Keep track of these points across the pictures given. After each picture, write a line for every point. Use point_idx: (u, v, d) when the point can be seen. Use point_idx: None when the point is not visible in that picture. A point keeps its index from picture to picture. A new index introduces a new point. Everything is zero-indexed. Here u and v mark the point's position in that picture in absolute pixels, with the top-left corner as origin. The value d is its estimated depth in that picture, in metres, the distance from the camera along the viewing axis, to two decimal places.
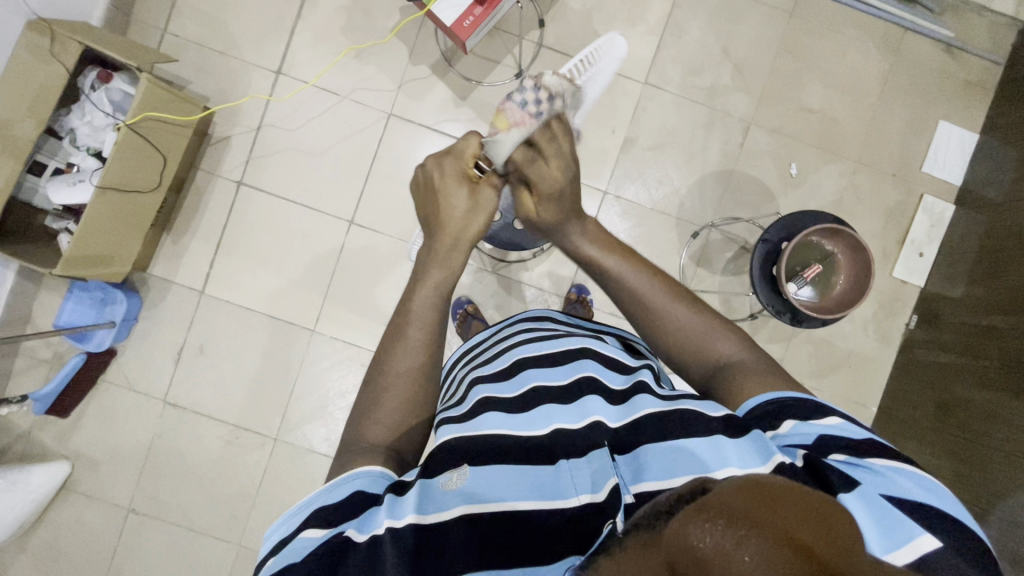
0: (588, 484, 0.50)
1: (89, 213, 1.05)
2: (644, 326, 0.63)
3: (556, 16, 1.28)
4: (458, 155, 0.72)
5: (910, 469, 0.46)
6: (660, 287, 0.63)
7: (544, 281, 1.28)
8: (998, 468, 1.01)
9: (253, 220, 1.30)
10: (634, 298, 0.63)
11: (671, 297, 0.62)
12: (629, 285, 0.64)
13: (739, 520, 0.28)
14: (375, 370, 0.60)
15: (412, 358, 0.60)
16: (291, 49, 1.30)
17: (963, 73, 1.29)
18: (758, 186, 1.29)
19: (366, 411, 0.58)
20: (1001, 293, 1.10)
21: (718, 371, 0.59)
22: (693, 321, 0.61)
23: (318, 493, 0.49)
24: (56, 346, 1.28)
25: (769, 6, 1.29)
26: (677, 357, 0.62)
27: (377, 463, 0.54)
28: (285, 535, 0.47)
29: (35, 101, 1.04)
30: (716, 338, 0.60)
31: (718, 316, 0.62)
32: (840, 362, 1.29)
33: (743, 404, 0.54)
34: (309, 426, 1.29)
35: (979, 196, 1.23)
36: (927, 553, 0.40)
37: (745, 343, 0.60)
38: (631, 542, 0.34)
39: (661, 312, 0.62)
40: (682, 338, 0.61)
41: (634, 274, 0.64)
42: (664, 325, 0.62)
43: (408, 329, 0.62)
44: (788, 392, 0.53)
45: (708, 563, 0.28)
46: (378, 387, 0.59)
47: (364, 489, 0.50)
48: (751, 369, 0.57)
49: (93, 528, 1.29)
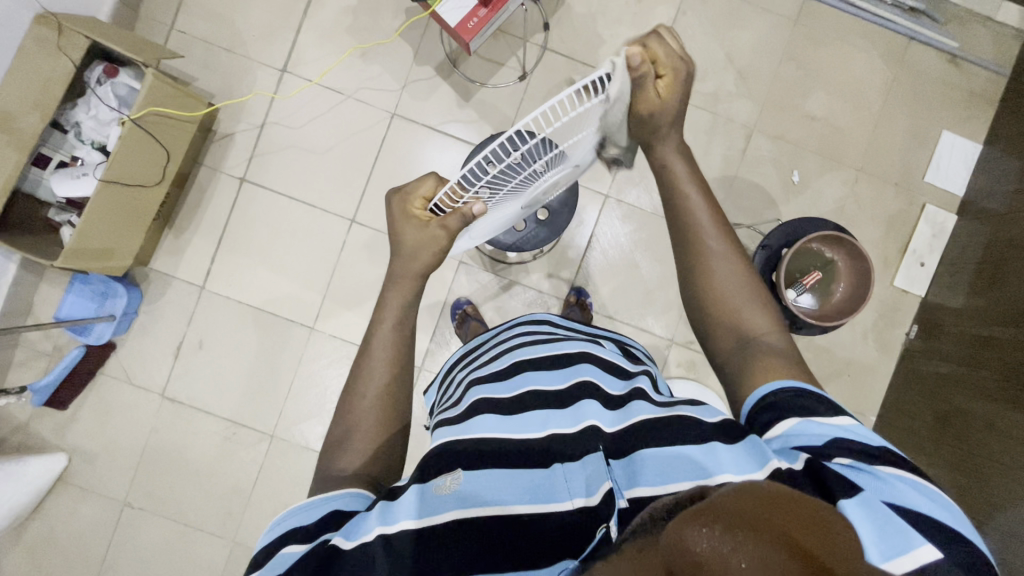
0: (582, 489, 0.49)
1: (93, 205, 1.06)
2: (690, 273, 0.65)
3: (561, 20, 1.29)
4: (407, 195, 0.65)
5: (915, 478, 0.45)
6: (723, 237, 0.64)
7: (544, 283, 1.28)
8: (997, 481, 1.01)
9: (256, 217, 1.31)
10: (695, 238, 0.64)
11: (726, 252, 0.64)
12: (693, 220, 0.65)
13: (735, 526, 0.28)
14: (348, 398, 0.62)
15: (378, 380, 0.62)
16: (296, 47, 1.31)
17: (967, 84, 1.29)
18: (760, 193, 1.29)
19: (347, 433, 0.59)
20: (1002, 303, 1.09)
21: (740, 340, 0.60)
22: (738, 281, 0.63)
23: (295, 510, 0.50)
24: (57, 338, 1.29)
25: (773, 14, 1.29)
26: (706, 315, 0.63)
27: (357, 485, 0.54)
28: (266, 551, 0.48)
29: (41, 94, 1.05)
30: (751, 309, 0.61)
31: (760, 287, 0.63)
32: (839, 370, 1.28)
33: (756, 391, 0.54)
34: (306, 423, 1.29)
35: (980, 207, 1.22)
36: (926, 564, 0.40)
37: (776, 324, 0.61)
38: (630, 547, 0.33)
39: (713, 260, 0.63)
40: (721, 296, 0.62)
41: (705, 216, 0.65)
42: (710, 274, 0.63)
43: (372, 352, 0.64)
44: (797, 385, 0.53)
45: (704, 567, 0.27)
46: (355, 412, 0.61)
47: (341, 507, 0.50)
48: (772, 349, 0.58)
49: (87, 521, 1.29)
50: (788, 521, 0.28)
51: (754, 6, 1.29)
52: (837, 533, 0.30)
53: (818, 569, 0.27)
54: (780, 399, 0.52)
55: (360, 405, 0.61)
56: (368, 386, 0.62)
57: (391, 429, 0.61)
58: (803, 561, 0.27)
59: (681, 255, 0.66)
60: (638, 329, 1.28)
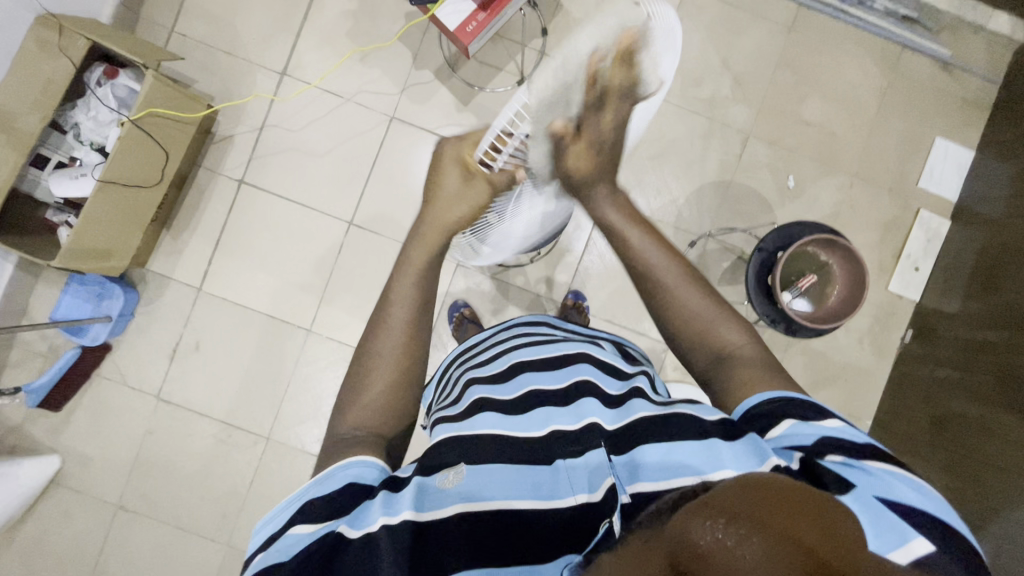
0: (585, 485, 0.49)
1: (92, 205, 1.06)
2: (655, 304, 0.64)
3: (559, 25, 1.30)
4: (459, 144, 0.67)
5: (904, 471, 0.45)
6: (676, 267, 0.64)
7: (542, 286, 1.28)
8: (993, 484, 1.01)
9: (254, 219, 1.31)
10: (648, 276, 0.64)
11: (684, 279, 0.64)
12: (642, 259, 0.65)
13: (740, 519, 0.28)
14: (366, 354, 0.61)
15: (385, 374, 0.60)
16: (296, 51, 1.32)
17: (960, 91, 1.31)
18: (756, 197, 1.30)
19: (357, 391, 0.59)
20: (996, 308, 1.10)
21: (716, 357, 0.60)
22: (700, 303, 0.63)
23: (311, 484, 0.49)
24: (52, 339, 1.28)
25: (769, 21, 1.31)
26: (679, 339, 0.63)
27: (368, 452, 0.53)
28: (275, 531, 0.46)
29: (40, 95, 1.05)
30: (721, 324, 0.61)
31: (723, 303, 0.64)
32: (835, 374, 1.29)
33: (743, 403, 0.55)
34: (303, 425, 1.29)
35: (974, 213, 1.24)
36: (922, 557, 0.40)
37: (749, 334, 0.61)
38: (635, 538, 0.34)
39: (670, 292, 0.63)
40: (688, 320, 0.62)
41: (653, 254, 0.65)
42: (674, 302, 0.63)
43: (379, 343, 0.61)
44: (783, 395, 0.53)
45: (708, 560, 0.28)
46: (368, 372, 0.60)
47: (357, 479, 0.50)
48: (749, 360, 0.59)
49: (81, 524, 1.28)
50: (791, 515, 0.28)
51: (749, 14, 1.31)
52: (839, 522, 0.30)
53: (822, 566, 0.27)
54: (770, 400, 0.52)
55: (374, 368, 0.60)
56: (384, 344, 0.62)
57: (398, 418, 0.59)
58: (807, 559, 0.27)
59: (641, 292, 0.66)
60: (636, 332, 1.28)
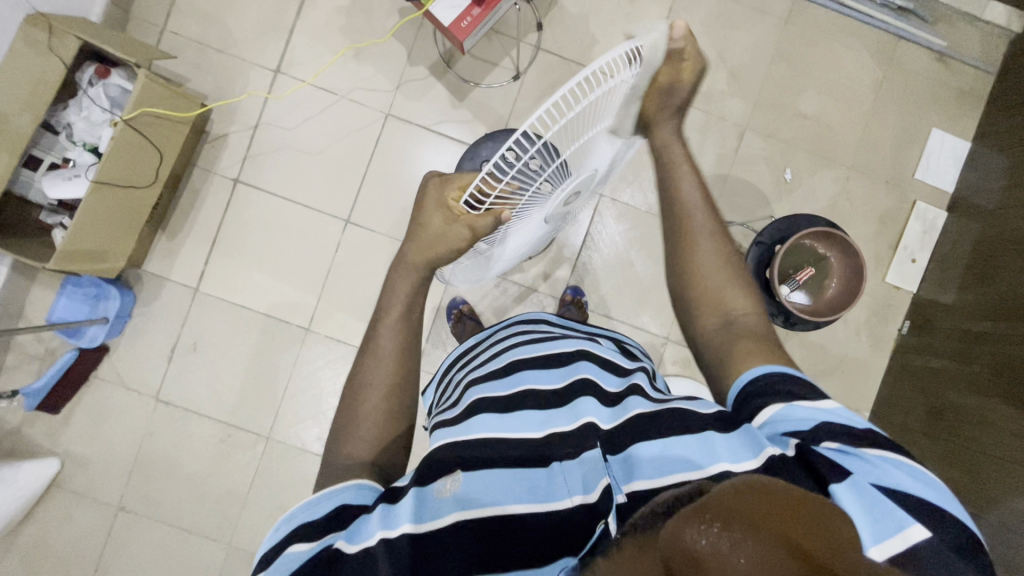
0: (580, 486, 0.49)
1: (85, 207, 1.05)
2: (676, 251, 0.66)
3: (554, 19, 1.29)
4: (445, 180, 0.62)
5: (902, 459, 0.45)
6: (706, 220, 0.65)
7: (540, 282, 1.28)
8: (989, 473, 1.01)
9: (250, 219, 1.30)
10: (679, 217, 0.66)
11: (710, 234, 0.65)
12: (679, 206, 0.66)
13: (735, 524, 0.28)
14: (358, 383, 0.62)
15: (372, 402, 0.61)
16: (289, 49, 1.31)
17: (955, 82, 1.31)
18: (754, 191, 1.30)
19: (354, 422, 0.60)
20: (992, 298, 1.11)
21: (723, 321, 0.60)
22: (718, 265, 0.64)
23: (303, 507, 0.49)
24: (48, 341, 1.28)
25: (764, 14, 1.31)
26: (689, 295, 0.64)
27: (362, 476, 0.54)
28: (272, 551, 0.47)
29: (31, 95, 1.04)
30: (730, 291, 0.62)
31: (739, 271, 0.64)
32: (832, 367, 1.29)
33: (740, 377, 0.54)
34: (302, 425, 1.29)
35: (970, 204, 1.24)
36: (917, 544, 0.40)
37: (756, 306, 0.61)
38: (631, 542, 0.33)
39: (697, 241, 0.65)
40: (705, 275, 0.63)
41: (693, 199, 0.66)
42: (695, 256, 0.64)
43: (368, 375, 0.63)
44: (779, 371, 0.52)
45: (702, 565, 0.27)
46: (361, 402, 0.61)
47: (348, 501, 0.50)
48: (755, 329, 0.59)
49: (82, 528, 1.28)
50: (784, 518, 0.28)
51: (745, 6, 1.30)
52: (838, 529, 0.30)
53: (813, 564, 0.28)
54: (769, 382, 0.51)
55: (365, 398, 0.61)
56: (373, 372, 0.63)
57: (389, 442, 0.60)
58: (800, 559, 0.27)
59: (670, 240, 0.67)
60: (635, 327, 1.28)
